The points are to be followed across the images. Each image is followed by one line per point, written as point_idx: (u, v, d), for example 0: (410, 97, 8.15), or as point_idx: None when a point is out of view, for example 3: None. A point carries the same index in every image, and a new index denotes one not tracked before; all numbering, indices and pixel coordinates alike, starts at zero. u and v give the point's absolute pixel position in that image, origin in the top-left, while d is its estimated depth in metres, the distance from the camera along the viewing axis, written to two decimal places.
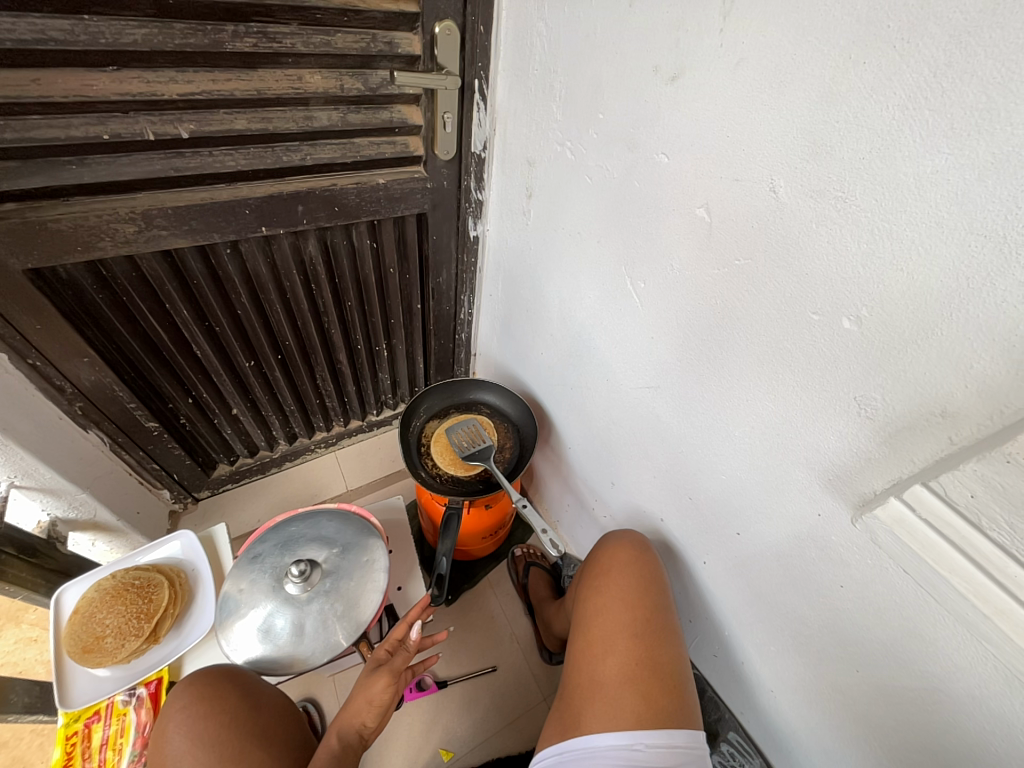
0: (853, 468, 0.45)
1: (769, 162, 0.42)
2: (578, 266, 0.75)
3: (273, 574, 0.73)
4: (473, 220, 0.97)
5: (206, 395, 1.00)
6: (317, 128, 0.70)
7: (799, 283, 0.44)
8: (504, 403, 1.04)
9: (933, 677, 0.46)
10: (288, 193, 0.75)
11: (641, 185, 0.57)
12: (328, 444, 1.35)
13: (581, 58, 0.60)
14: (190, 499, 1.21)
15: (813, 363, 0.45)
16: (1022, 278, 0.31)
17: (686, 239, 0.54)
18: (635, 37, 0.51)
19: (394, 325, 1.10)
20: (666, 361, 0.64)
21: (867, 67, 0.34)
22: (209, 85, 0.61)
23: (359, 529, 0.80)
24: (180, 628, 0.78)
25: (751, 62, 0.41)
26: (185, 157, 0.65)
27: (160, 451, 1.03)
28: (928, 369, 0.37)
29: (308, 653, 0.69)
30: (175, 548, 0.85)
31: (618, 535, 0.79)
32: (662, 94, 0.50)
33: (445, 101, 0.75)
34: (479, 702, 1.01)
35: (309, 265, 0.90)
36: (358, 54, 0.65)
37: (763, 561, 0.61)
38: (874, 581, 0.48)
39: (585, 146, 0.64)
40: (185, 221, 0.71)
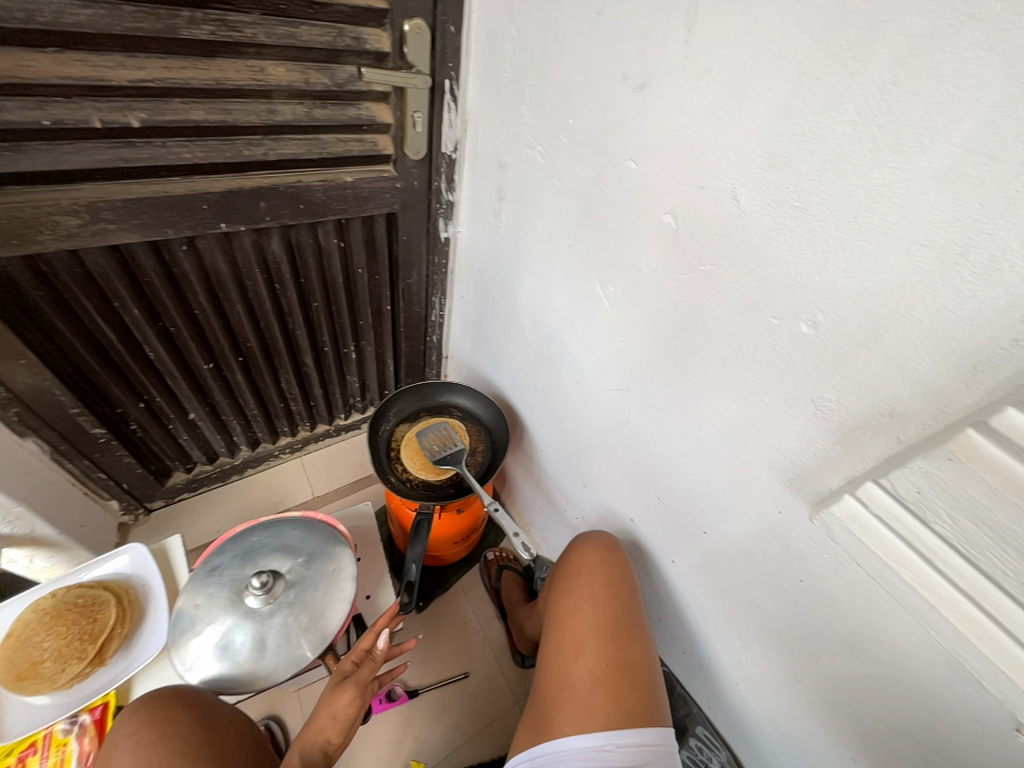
0: (811, 466, 0.47)
1: (731, 171, 0.44)
2: (549, 269, 0.75)
3: (232, 587, 0.70)
4: (444, 221, 0.96)
5: (159, 399, 0.95)
6: (281, 122, 0.67)
7: (760, 289, 0.45)
8: (476, 406, 1.03)
9: (884, 664, 0.48)
10: (249, 189, 0.72)
11: (611, 190, 0.58)
12: (293, 449, 1.31)
13: (550, 63, 0.60)
14: (141, 510, 1.14)
15: (774, 366, 0.47)
16: (960, 287, 0.33)
17: (654, 245, 0.55)
18: (604, 45, 0.52)
19: (363, 326, 1.07)
20: (634, 363, 0.65)
21: (820, 84, 0.35)
22: (162, 72, 0.58)
23: (325, 537, 0.77)
24: (129, 649, 0.73)
25: (715, 73, 0.42)
26: (135, 147, 0.62)
27: (108, 459, 0.97)
28: (879, 371, 0.39)
29: (270, 669, 0.66)
30: (123, 562, 0.79)
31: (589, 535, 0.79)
32: (630, 102, 0.51)
33: (415, 100, 0.74)
34: (451, 710, 1.00)
35: (272, 264, 0.86)
36: (324, 48, 0.63)
37: (729, 559, 0.62)
38: (832, 575, 0.50)
39: (556, 150, 0.65)
40: (135, 215, 0.67)
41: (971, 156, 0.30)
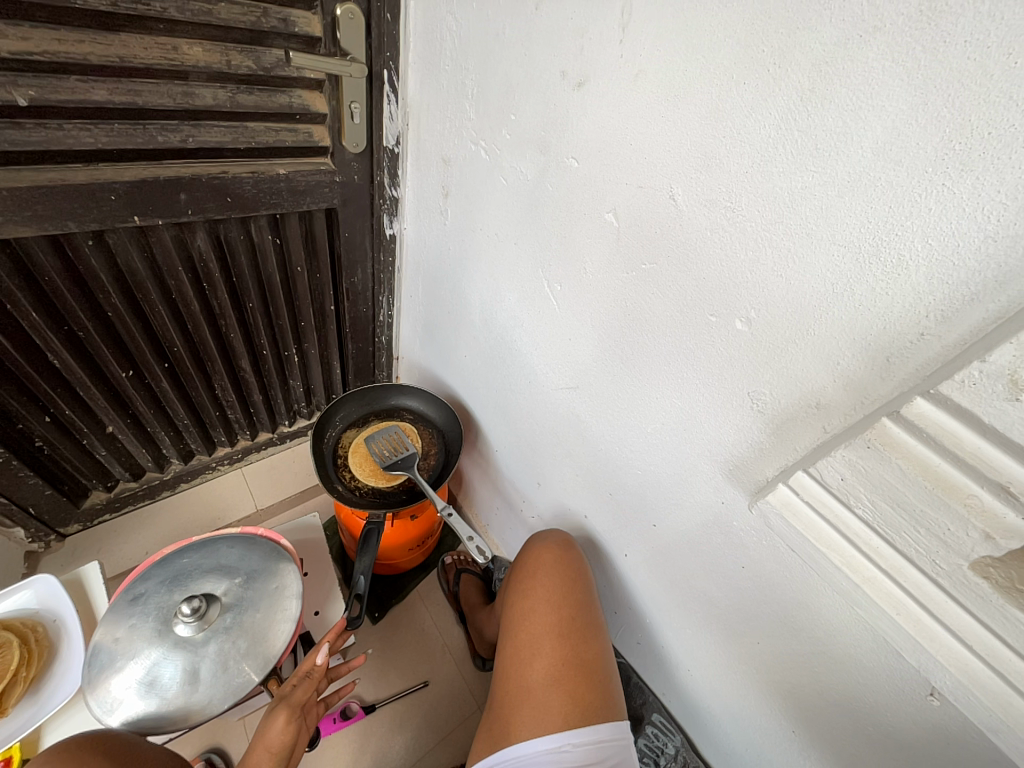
0: (749, 459, 0.49)
1: (668, 172, 0.44)
2: (497, 268, 0.74)
3: (159, 616, 0.64)
4: (389, 218, 0.92)
5: (69, 412, 0.85)
6: (200, 106, 0.62)
7: (697, 286, 0.46)
8: (427, 408, 1.00)
9: (818, 640, 0.51)
10: (167, 179, 0.66)
11: (554, 189, 0.58)
12: (232, 460, 1.22)
13: (490, 56, 0.59)
14: (53, 536, 1.02)
15: (712, 362, 0.48)
16: (873, 285, 0.35)
17: (597, 243, 0.55)
18: (543, 40, 0.51)
19: (305, 327, 1.01)
20: (582, 361, 0.65)
21: (747, 88, 0.36)
22: (53, 45, 0.51)
23: (266, 553, 0.72)
24: (37, 693, 0.65)
25: (649, 73, 0.42)
26: (24, 130, 0.55)
27: (9, 482, 0.86)
28: (805, 365, 0.41)
29: (204, 703, 0.61)
30: (26, 597, 0.70)
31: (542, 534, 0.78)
32: (570, 100, 0.51)
33: (351, 90, 0.70)
34: (411, 722, 0.97)
35: (199, 262, 0.80)
36: (247, 28, 0.59)
37: (678, 550, 0.64)
38: (770, 560, 0.52)
39: (499, 146, 0.64)
40: (27, 206, 0.59)
41: (880, 160, 0.32)
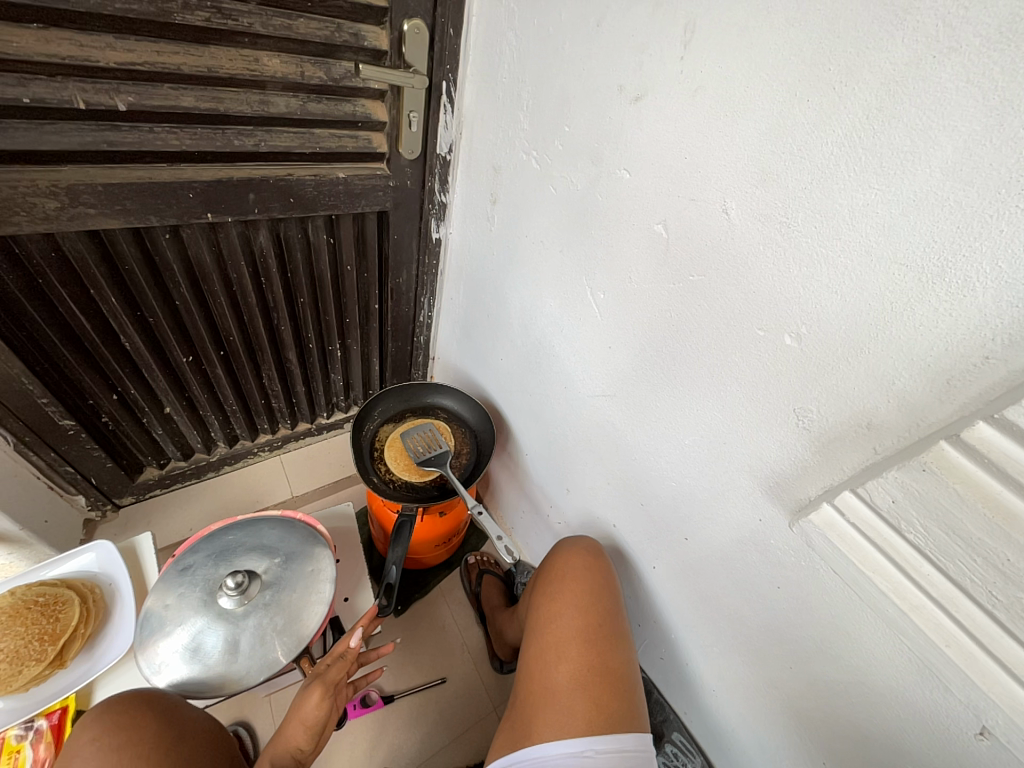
0: (791, 476, 0.48)
1: (722, 186, 0.45)
2: (540, 274, 0.76)
3: (206, 587, 0.67)
4: (436, 222, 0.95)
5: (133, 391, 0.91)
6: (274, 113, 0.66)
7: (746, 299, 0.46)
8: (462, 408, 1.02)
9: (856, 669, 0.50)
10: (239, 180, 0.71)
11: (604, 200, 0.59)
12: (273, 447, 1.27)
13: (548, 69, 0.61)
14: (109, 505, 1.09)
15: (757, 376, 0.48)
16: (936, 305, 0.34)
17: (644, 253, 0.56)
18: (602, 56, 0.53)
19: (350, 323, 1.06)
20: (621, 369, 0.66)
21: (810, 105, 0.37)
22: (153, 56, 0.57)
23: (304, 536, 0.76)
24: (92, 651, 0.69)
25: (708, 89, 0.43)
26: (121, 131, 0.60)
27: (76, 453, 0.93)
28: (858, 384, 0.40)
29: (241, 673, 0.64)
30: (89, 560, 0.75)
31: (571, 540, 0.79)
32: (626, 113, 0.52)
33: (411, 100, 0.73)
34: (427, 716, 0.98)
35: (260, 258, 0.85)
36: (321, 42, 0.63)
37: (709, 565, 0.63)
38: (808, 582, 0.51)
39: (551, 157, 0.65)
40: (117, 200, 0.65)
41: (949, 180, 0.31)
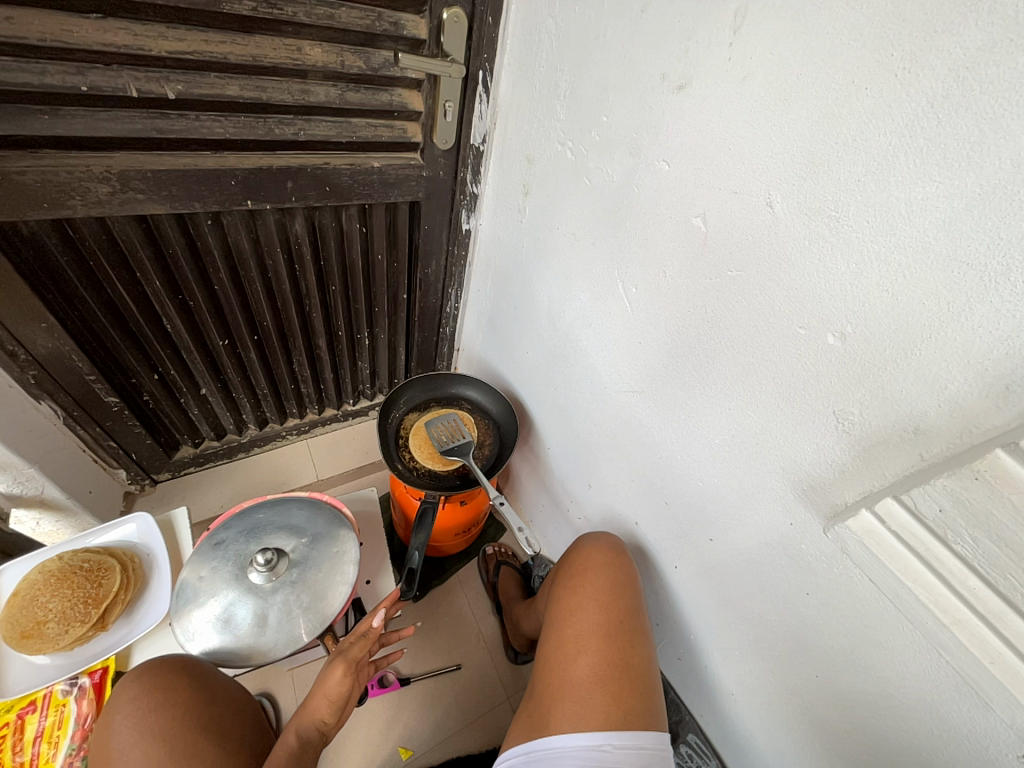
0: (827, 480, 0.47)
1: (768, 177, 0.43)
2: (571, 266, 0.75)
3: (237, 562, 0.70)
4: (467, 213, 0.96)
5: (173, 372, 0.95)
6: (314, 102, 0.68)
7: (788, 296, 0.45)
8: (485, 400, 1.03)
9: (887, 682, 0.48)
10: (279, 168, 0.73)
11: (640, 191, 0.58)
12: (300, 431, 1.31)
13: (588, 56, 0.60)
14: (147, 481, 1.14)
15: (795, 376, 0.47)
16: (997, 306, 0.32)
17: (680, 247, 0.55)
18: (645, 43, 0.52)
19: (379, 312, 1.07)
20: (651, 365, 0.65)
21: (868, 92, 0.35)
22: (202, 45, 0.58)
23: (330, 518, 0.78)
24: (131, 615, 0.73)
25: (758, 77, 0.42)
26: (170, 119, 0.62)
27: (119, 428, 0.98)
28: (906, 387, 0.39)
29: (269, 646, 0.66)
30: (130, 531, 0.79)
31: (593, 536, 0.79)
32: (668, 102, 0.51)
33: (448, 89, 0.74)
34: (442, 701, 1.00)
35: (295, 245, 0.86)
36: (362, 31, 0.64)
37: (733, 567, 0.62)
38: (840, 589, 0.49)
39: (586, 147, 0.65)
40: (164, 186, 0.67)
41: (1021, 172, 0.29)
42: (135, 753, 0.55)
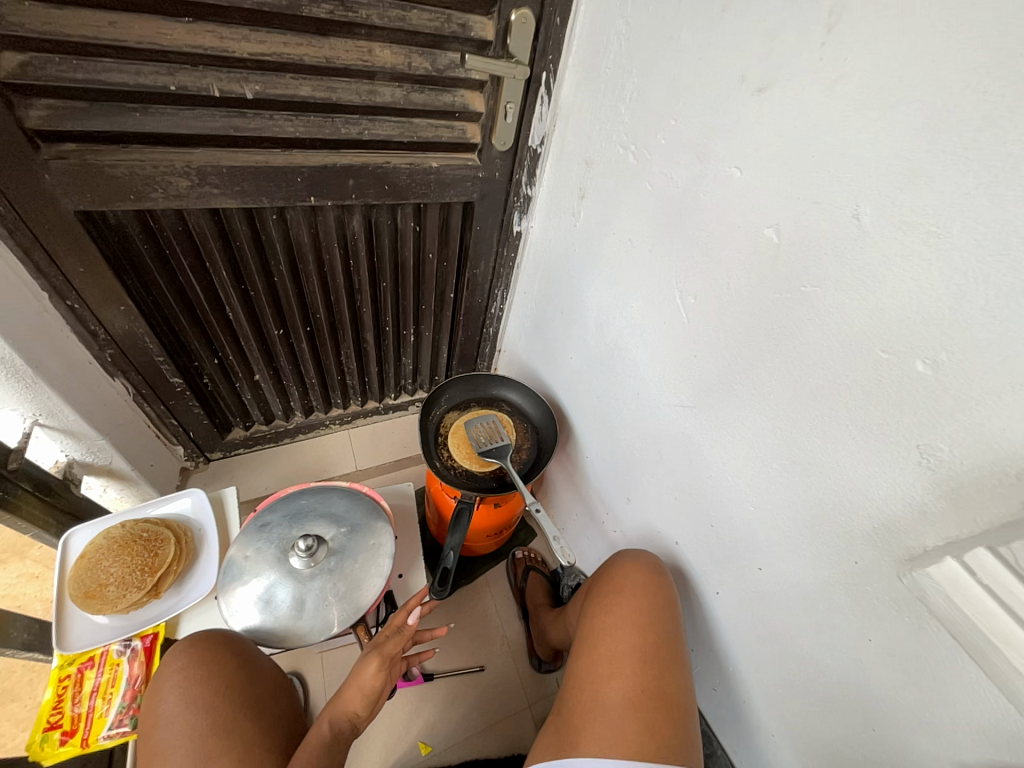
0: (904, 520, 0.43)
1: (857, 187, 0.40)
2: (625, 274, 0.73)
3: (280, 545, 0.73)
4: (519, 215, 0.95)
5: (231, 358, 1.00)
6: (379, 103, 0.69)
7: (871, 317, 0.41)
8: (526, 403, 1.02)
9: (960, 749, 0.43)
10: (342, 166, 0.75)
11: (706, 198, 0.55)
12: (343, 421, 1.35)
13: (658, 57, 0.58)
14: (202, 458, 1.21)
15: (873, 404, 0.43)
16: None
17: (747, 258, 0.52)
18: (723, 43, 0.49)
19: (425, 310, 1.08)
20: (706, 379, 0.62)
21: (987, 97, 0.32)
22: (280, 47, 0.61)
23: (369, 510, 0.79)
24: (181, 586, 0.77)
25: (852, 80, 0.39)
26: (246, 118, 0.65)
27: (180, 407, 1.04)
28: (1011, 425, 0.35)
29: (305, 630, 0.68)
30: (185, 505, 0.84)
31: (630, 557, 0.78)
32: (745, 106, 0.49)
33: (510, 91, 0.74)
34: (463, 701, 1.00)
35: (351, 241, 0.89)
36: (431, 33, 0.65)
37: (784, 602, 0.58)
38: (909, 640, 0.45)
39: (650, 152, 0.62)
40: (237, 181, 0.71)
41: None
42: (179, 723, 0.57)
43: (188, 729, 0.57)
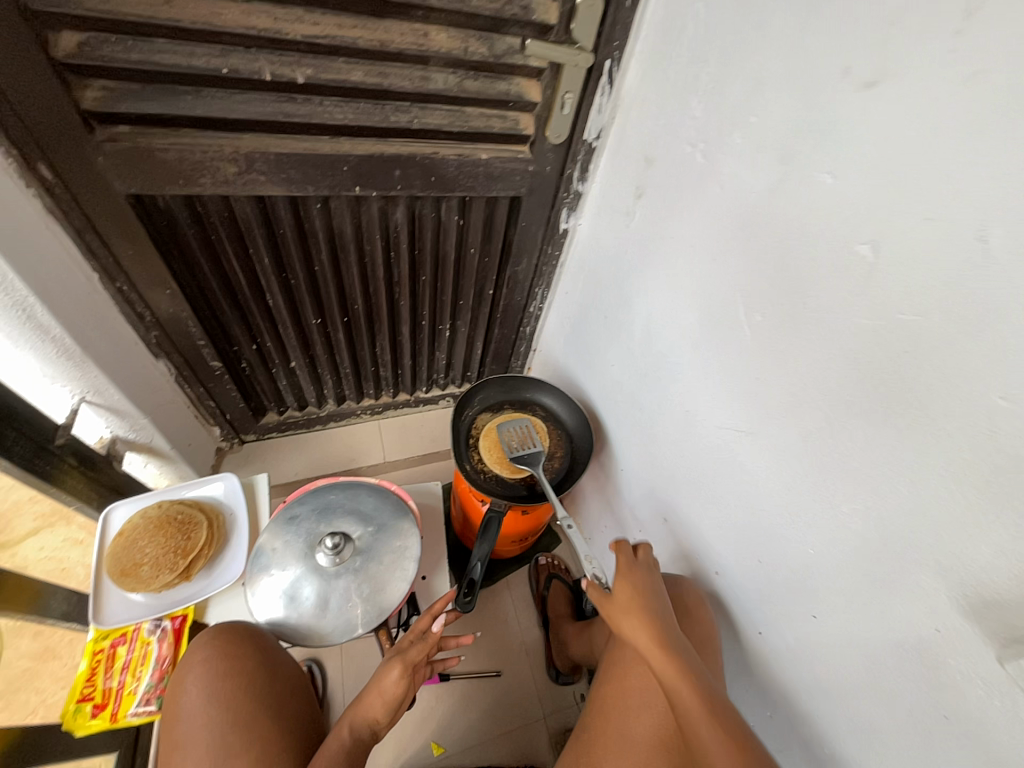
0: (1008, 594, 0.37)
1: (986, 204, 0.34)
2: (682, 282, 0.68)
3: (307, 540, 0.72)
4: (567, 212, 0.91)
5: (269, 344, 1.00)
6: (432, 90, 0.66)
7: (988, 356, 0.36)
8: (561, 409, 0.98)
9: None
10: (389, 156, 0.72)
11: (788, 205, 0.50)
12: (374, 411, 1.34)
13: (741, 45, 0.52)
14: (237, 439, 1.23)
15: (981, 457, 0.37)
16: None
17: (832, 277, 0.46)
18: (825, 30, 0.43)
19: (463, 306, 1.06)
20: (768, 405, 0.56)
21: None
22: (334, 30, 0.58)
23: (396, 510, 0.78)
24: (211, 570, 0.77)
25: (994, 76, 0.33)
26: (296, 104, 0.63)
27: (219, 390, 1.05)
28: None
29: (327, 630, 0.67)
30: (218, 489, 0.85)
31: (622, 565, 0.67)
32: (846, 103, 0.43)
33: (570, 80, 0.69)
34: (478, 705, 0.99)
35: (393, 233, 0.86)
36: (490, 16, 0.61)
37: (841, 655, 0.53)
38: (998, 725, 0.40)
39: (723, 150, 0.57)
40: (284, 169, 0.69)
41: None
42: (201, 717, 0.58)
43: (209, 727, 0.57)
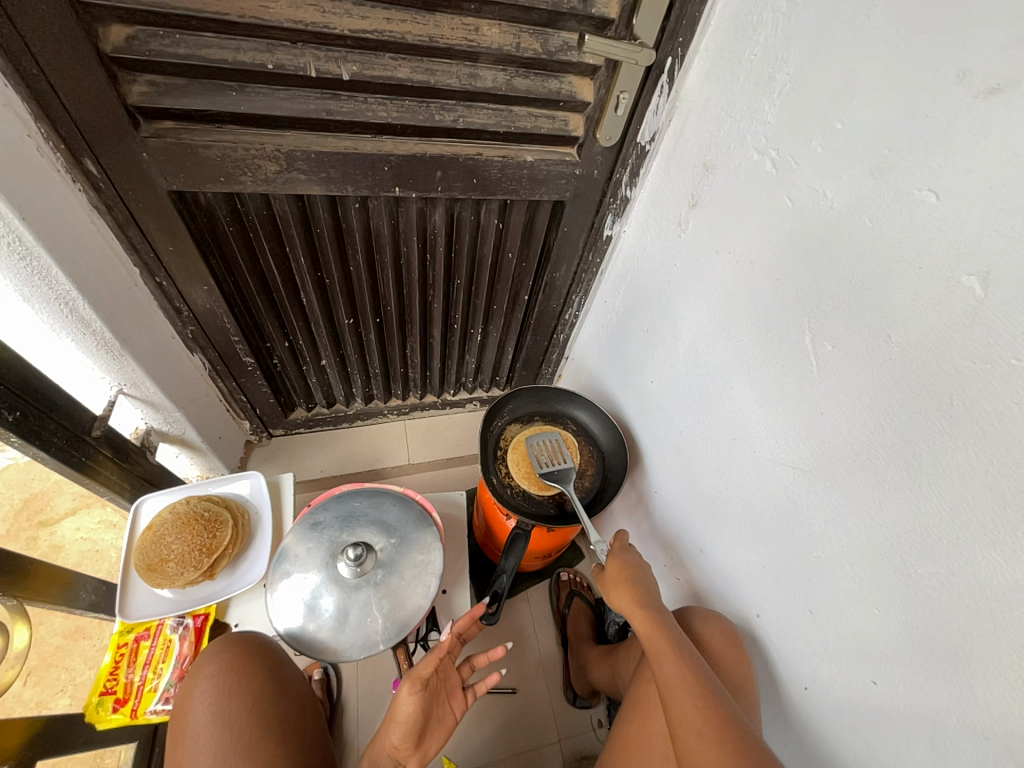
0: None
1: None
2: (738, 300, 0.62)
3: (329, 549, 0.70)
4: (612, 218, 0.86)
5: (301, 342, 1.00)
6: (480, 88, 0.62)
7: None
8: (594, 424, 0.94)
9: None
10: (431, 156, 0.69)
11: (876, 224, 0.44)
12: (400, 411, 1.33)
13: (829, 43, 0.46)
14: (266, 433, 1.24)
15: None
16: None
17: (928, 309, 0.40)
18: (940, 24, 0.38)
19: (496, 311, 1.02)
20: (833, 443, 0.51)
21: None
22: (382, 24, 0.55)
23: (419, 523, 0.76)
24: (234, 569, 0.77)
25: None
26: (340, 101, 0.61)
27: (250, 384, 1.06)
28: None
29: (345, 645, 0.66)
30: (244, 486, 0.85)
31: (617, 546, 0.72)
32: (960, 111, 0.37)
33: (626, 78, 0.64)
34: (492, 722, 0.96)
35: (430, 235, 0.84)
36: (546, 9, 0.57)
37: (905, 730, 0.47)
38: None
39: (797, 159, 0.51)
40: (323, 167, 0.67)
41: None
42: (204, 737, 0.57)
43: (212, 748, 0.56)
